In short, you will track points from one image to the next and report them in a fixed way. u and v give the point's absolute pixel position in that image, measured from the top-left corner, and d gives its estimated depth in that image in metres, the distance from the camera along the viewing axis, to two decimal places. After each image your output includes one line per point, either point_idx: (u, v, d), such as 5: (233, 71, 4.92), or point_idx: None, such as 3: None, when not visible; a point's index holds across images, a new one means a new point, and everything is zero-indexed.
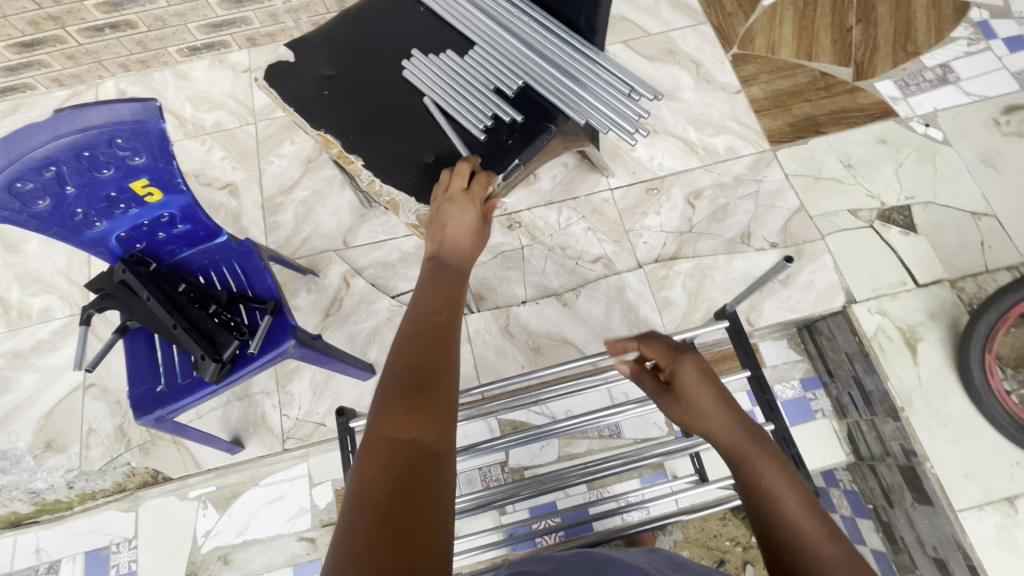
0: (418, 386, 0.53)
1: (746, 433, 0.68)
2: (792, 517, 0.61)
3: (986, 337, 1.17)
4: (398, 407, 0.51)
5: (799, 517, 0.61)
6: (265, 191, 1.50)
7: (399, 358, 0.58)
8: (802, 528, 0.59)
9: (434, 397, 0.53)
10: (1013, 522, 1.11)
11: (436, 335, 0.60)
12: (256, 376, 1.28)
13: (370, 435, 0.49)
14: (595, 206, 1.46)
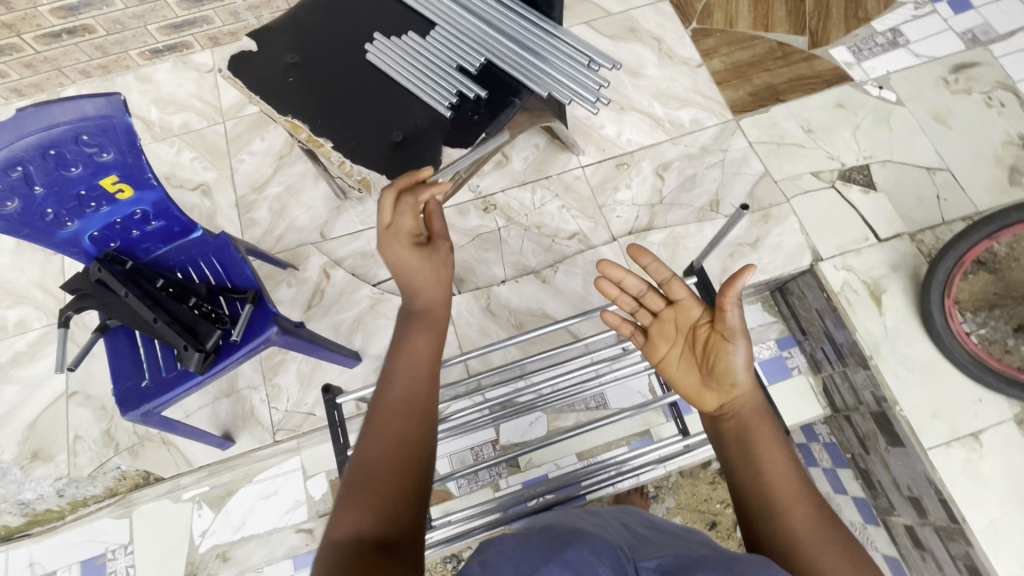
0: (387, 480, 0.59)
1: (754, 388, 0.73)
2: (785, 490, 0.66)
3: (944, 283, 1.23)
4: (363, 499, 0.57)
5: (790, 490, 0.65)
6: (238, 189, 1.49)
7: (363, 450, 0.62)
8: (782, 493, 0.65)
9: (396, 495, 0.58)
10: (978, 455, 1.17)
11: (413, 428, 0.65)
12: (242, 371, 1.29)
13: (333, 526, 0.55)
14: (568, 184, 1.49)
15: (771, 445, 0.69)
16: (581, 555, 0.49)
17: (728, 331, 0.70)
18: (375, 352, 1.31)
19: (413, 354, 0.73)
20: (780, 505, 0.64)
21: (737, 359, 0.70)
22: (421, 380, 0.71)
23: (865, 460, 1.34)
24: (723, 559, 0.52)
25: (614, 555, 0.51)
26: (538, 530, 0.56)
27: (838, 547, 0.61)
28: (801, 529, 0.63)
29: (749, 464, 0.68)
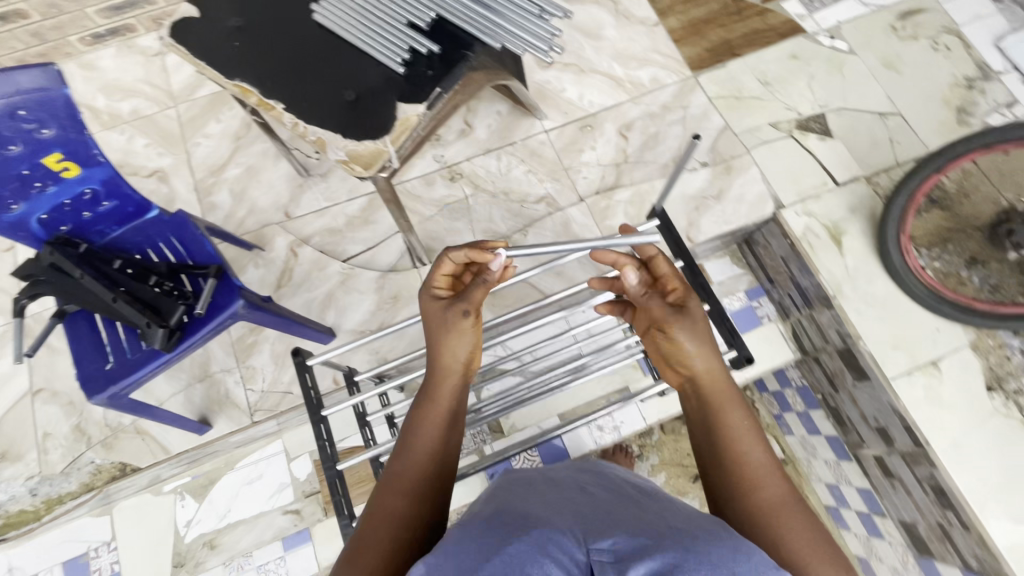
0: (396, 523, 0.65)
1: (725, 370, 0.72)
2: (750, 469, 0.66)
3: (899, 219, 1.28)
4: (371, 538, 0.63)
5: (755, 470, 0.66)
6: (196, 173, 1.45)
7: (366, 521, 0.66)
8: (756, 476, 0.66)
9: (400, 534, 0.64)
10: (938, 381, 1.23)
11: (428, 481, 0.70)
12: (214, 355, 1.27)
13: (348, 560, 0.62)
14: (533, 149, 1.48)
15: (748, 430, 0.69)
16: (526, 549, 0.48)
17: (666, 322, 0.73)
18: (349, 326, 1.30)
19: (427, 429, 0.74)
20: (754, 487, 0.65)
21: (693, 347, 0.71)
22: (429, 456, 0.72)
23: (834, 398, 1.39)
24: (675, 533, 0.50)
25: (560, 543, 0.49)
26: (491, 523, 0.55)
27: (812, 529, 0.61)
28: (774, 511, 0.63)
29: (726, 447, 0.68)
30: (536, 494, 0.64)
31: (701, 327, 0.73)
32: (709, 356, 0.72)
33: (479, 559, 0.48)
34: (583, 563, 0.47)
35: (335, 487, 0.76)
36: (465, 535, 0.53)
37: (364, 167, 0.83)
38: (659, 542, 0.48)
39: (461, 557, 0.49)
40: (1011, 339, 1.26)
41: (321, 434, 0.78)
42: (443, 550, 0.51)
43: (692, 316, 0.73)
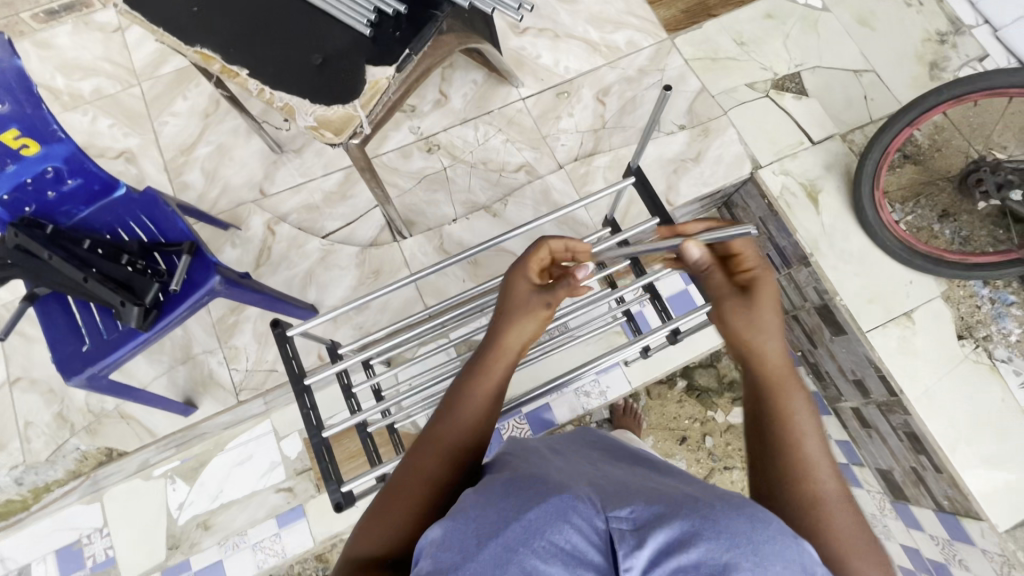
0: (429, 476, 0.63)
1: (790, 356, 0.67)
2: (809, 454, 0.60)
3: (874, 174, 1.29)
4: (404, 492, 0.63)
5: (818, 456, 0.60)
6: (165, 153, 1.41)
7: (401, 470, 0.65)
8: (812, 463, 0.60)
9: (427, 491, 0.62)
10: (911, 331, 1.26)
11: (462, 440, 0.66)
12: (196, 336, 1.25)
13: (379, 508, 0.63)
14: (510, 117, 1.47)
15: (810, 414, 0.63)
16: (543, 515, 0.44)
17: (739, 297, 0.69)
18: (331, 302, 1.29)
19: (475, 393, 0.69)
20: (806, 475, 0.59)
21: (757, 325, 0.67)
22: (475, 420, 0.68)
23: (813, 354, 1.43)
24: (699, 500, 0.46)
25: (576, 505, 0.45)
26: (507, 484, 0.51)
27: (860, 529, 0.56)
28: (827, 505, 0.57)
29: (785, 427, 0.62)
30: (554, 462, 0.59)
31: (759, 309, 0.68)
32: (769, 337, 0.67)
33: (493, 526, 0.45)
34: (601, 528, 0.43)
35: (322, 454, 0.76)
36: (478, 498, 0.50)
37: (335, 133, 0.82)
38: (678, 508, 0.44)
39: (474, 523, 0.46)
40: (981, 288, 1.30)
41: (305, 403, 0.78)
42: (457, 515, 0.48)
43: (754, 301, 0.68)
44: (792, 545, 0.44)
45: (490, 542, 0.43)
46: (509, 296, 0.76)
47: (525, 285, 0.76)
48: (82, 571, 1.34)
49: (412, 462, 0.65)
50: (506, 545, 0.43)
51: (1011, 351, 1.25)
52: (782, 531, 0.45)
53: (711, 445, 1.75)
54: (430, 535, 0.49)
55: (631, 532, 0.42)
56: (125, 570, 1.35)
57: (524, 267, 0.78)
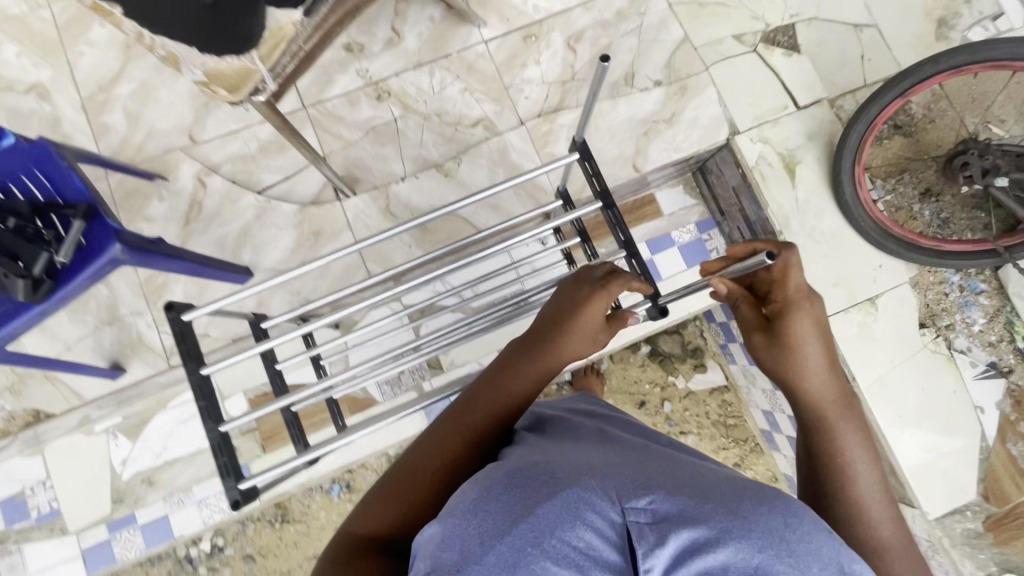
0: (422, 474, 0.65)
1: (835, 388, 0.72)
2: (863, 487, 0.68)
3: (856, 148, 1.19)
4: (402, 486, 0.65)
5: (870, 487, 0.68)
6: (81, 88, 1.25)
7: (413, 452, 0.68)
8: (869, 504, 0.68)
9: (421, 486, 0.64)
10: (873, 318, 1.22)
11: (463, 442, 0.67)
12: (121, 297, 1.18)
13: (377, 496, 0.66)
14: (470, 63, 1.31)
15: (863, 454, 0.70)
16: (552, 511, 0.49)
17: (790, 331, 0.72)
18: (268, 265, 1.21)
19: (506, 395, 0.70)
20: (867, 518, 0.67)
21: (802, 357, 0.72)
22: (481, 420, 0.69)
23: None
24: (716, 492, 0.50)
25: (591, 502, 0.50)
26: (511, 477, 0.55)
27: (907, 548, 0.66)
28: (891, 547, 0.66)
29: (838, 470, 0.69)
30: (567, 445, 0.64)
31: (800, 348, 0.72)
32: (814, 377, 0.72)
33: (502, 525, 0.50)
34: (617, 521, 0.49)
35: (220, 449, 0.71)
36: (479, 493, 0.54)
37: (230, 90, 0.72)
38: (697, 502, 0.49)
39: (480, 520, 0.50)
40: (952, 275, 1.24)
41: (201, 395, 0.73)
42: (456, 512, 0.53)
43: (795, 340, 0.72)
44: (819, 537, 0.49)
45: (501, 541, 0.48)
46: (567, 309, 0.75)
47: (593, 304, 0.75)
48: (27, 521, 1.34)
49: (426, 447, 0.67)
50: (519, 546, 0.48)
51: (970, 342, 1.22)
52: (813, 523, 0.50)
53: (669, 410, 1.73)
54: (427, 530, 0.54)
55: (649, 527, 0.47)
56: (71, 521, 1.35)
57: (585, 283, 0.77)
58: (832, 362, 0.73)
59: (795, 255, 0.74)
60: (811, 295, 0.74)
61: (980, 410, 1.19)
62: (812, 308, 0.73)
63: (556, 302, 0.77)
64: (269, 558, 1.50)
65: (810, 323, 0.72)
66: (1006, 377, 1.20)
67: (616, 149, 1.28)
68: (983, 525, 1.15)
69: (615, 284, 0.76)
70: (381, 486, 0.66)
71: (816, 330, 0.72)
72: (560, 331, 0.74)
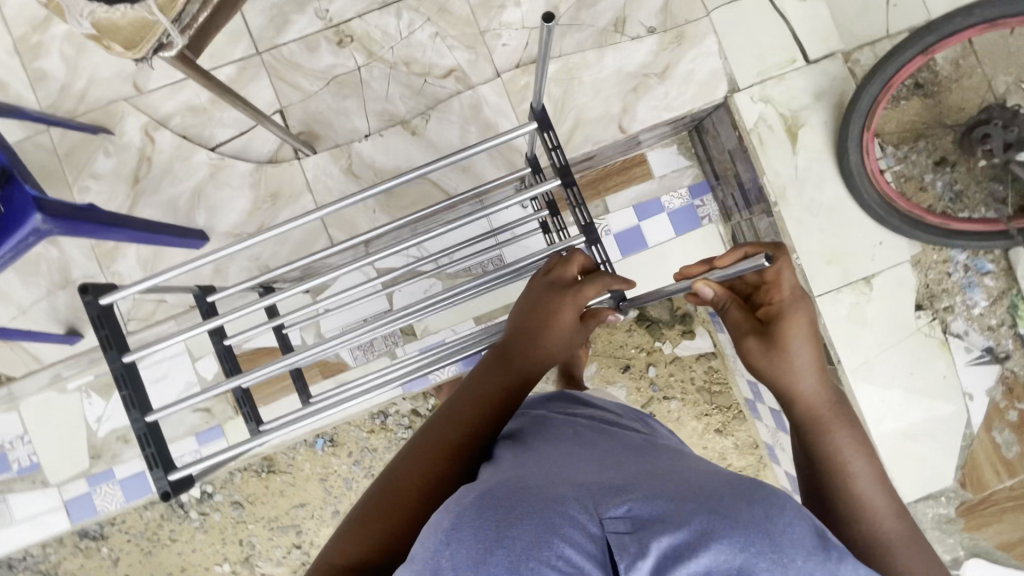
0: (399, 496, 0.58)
1: (828, 388, 0.68)
2: (862, 490, 0.64)
3: (868, 111, 1.07)
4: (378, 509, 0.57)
5: (870, 488, 0.64)
6: (12, 28, 1.14)
7: (392, 469, 0.61)
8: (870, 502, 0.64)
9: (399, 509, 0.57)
10: (866, 299, 1.14)
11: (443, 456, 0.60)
12: (72, 259, 1.13)
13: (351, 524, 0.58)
14: (441, 3, 1.17)
15: (858, 451, 0.65)
16: (529, 531, 0.46)
17: (783, 334, 0.67)
18: (224, 228, 1.15)
19: (485, 399, 0.64)
20: (871, 517, 0.63)
21: (795, 360, 0.66)
22: (463, 429, 0.62)
23: None
24: (691, 490, 0.50)
25: (567, 514, 0.47)
26: (484, 490, 0.52)
27: (915, 543, 0.63)
28: (896, 542, 0.62)
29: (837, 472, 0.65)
30: (538, 439, 0.61)
31: (794, 350, 0.67)
32: (809, 379, 0.67)
33: (480, 551, 0.46)
34: (597, 533, 0.46)
35: (146, 438, 0.68)
36: (452, 516, 0.50)
37: (127, 47, 0.62)
38: (675, 505, 0.48)
39: (457, 548, 0.47)
40: (958, 253, 1.15)
41: (124, 382, 0.68)
42: (431, 542, 0.49)
43: (788, 344, 0.67)
44: (805, 530, 0.48)
45: (482, 570, 0.45)
46: (543, 314, 0.68)
47: (567, 305, 0.68)
48: (9, 473, 1.37)
49: (408, 463, 0.61)
50: (501, 572, 0.45)
51: (968, 326, 1.15)
52: (795, 512, 0.49)
53: (654, 374, 1.69)
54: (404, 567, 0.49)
55: (630, 537, 0.46)
56: (52, 474, 1.38)
57: (555, 285, 0.70)
58: (821, 363, 0.68)
59: (786, 257, 0.69)
60: (801, 296, 0.69)
61: (968, 398, 1.14)
62: (801, 308, 0.69)
63: (524, 308, 0.70)
64: (257, 504, 1.46)
65: (804, 322, 0.68)
66: (1001, 363, 1.13)
67: (600, 107, 1.16)
68: (956, 511, 1.13)
69: (589, 285, 0.69)
70: (358, 511, 0.59)
71: (808, 330, 0.68)
72: (537, 333, 0.67)
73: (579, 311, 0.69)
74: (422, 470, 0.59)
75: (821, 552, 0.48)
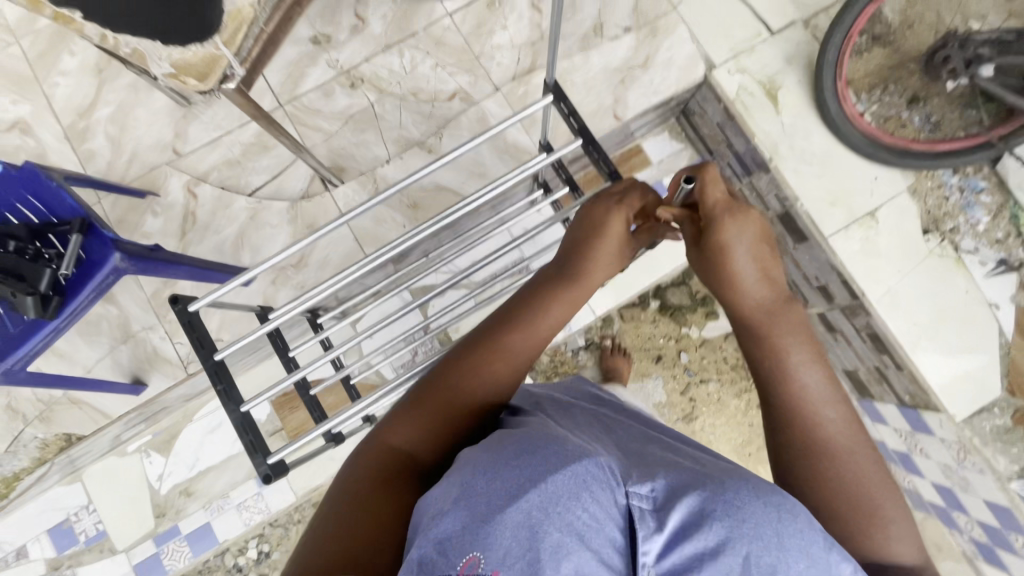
0: (445, 405, 0.65)
1: (771, 299, 0.68)
2: (807, 395, 0.63)
3: (836, 63, 1.18)
4: (420, 412, 0.64)
5: (815, 393, 0.63)
6: (62, 118, 1.27)
7: (446, 365, 0.68)
8: (818, 407, 0.63)
9: (440, 416, 0.64)
10: (875, 232, 1.21)
11: (487, 377, 0.67)
12: (131, 313, 1.20)
13: (394, 419, 0.64)
14: (437, 38, 1.30)
15: (802, 355, 0.65)
16: (568, 479, 0.47)
17: (719, 247, 0.67)
18: None
19: (537, 333, 0.70)
20: (816, 421, 0.62)
21: (732, 272, 0.67)
22: (513, 357, 0.68)
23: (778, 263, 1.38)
24: (712, 477, 0.50)
25: (599, 474, 0.48)
26: (522, 443, 0.53)
27: (864, 457, 0.62)
28: (837, 441, 0.62)
29: (780, 376, 0.65)
30: (560, 424, 0.63)
31: (730, 259, 0.67)
32: (748, 286, 0.68)
33: (511, 492, 0.48)
34: (621, 502, 0.47)
35: (244, 428, 0.73)
36: (491, 459, 0.52)
37: (199, 79, 0.73)
38: (699, 487, 0.48)
39: (491, 484, 0.49)
40: (950, 178, 1.23)
41: (217, 379, 0.75)
42: (466, 479, 0.50)
43: (723, 257, 0.67)
44: (814, 536, 0.47)
45: (510, 507, 0.46)
46: (591, 229, 0.74)
47: (615, 219, 0.74)
48: (76, 546, 1.38)
49: (465, 366, 0.67)
50: (526, 511, 0.46)
51: (978, 243, 1.20)
52: (808, 522, 0.49)
53: (687, 361, 1.59)
54: (434, 497, 0.51)
55: (650, 512, 0.47)
56: (119, 541, 1.39)
57: (603, 198, 0.76)
58: (765, 270, 0.68)
59: (710, 171, 0.68)
60: (737, 207, 0.68)
61: (995, 307, 1.18)
62: (737, 221, 0.68)
63: (576, 225, 0.76)
64: None
65: (739, 237, 0.67)
66: (1018, 271, 1.18)
67: (594, 102, 1.27)
68: (1013, 420, 1.15)
69: (636, 193, 0.75)
70: (411, 400, 0.66)
71: (744, 243, 0.67)
72: (588, 251, 0.73)
73: (626, 223, 0.74)
74: (480, 386, 0.66)
75: (822, 557, 0.47)
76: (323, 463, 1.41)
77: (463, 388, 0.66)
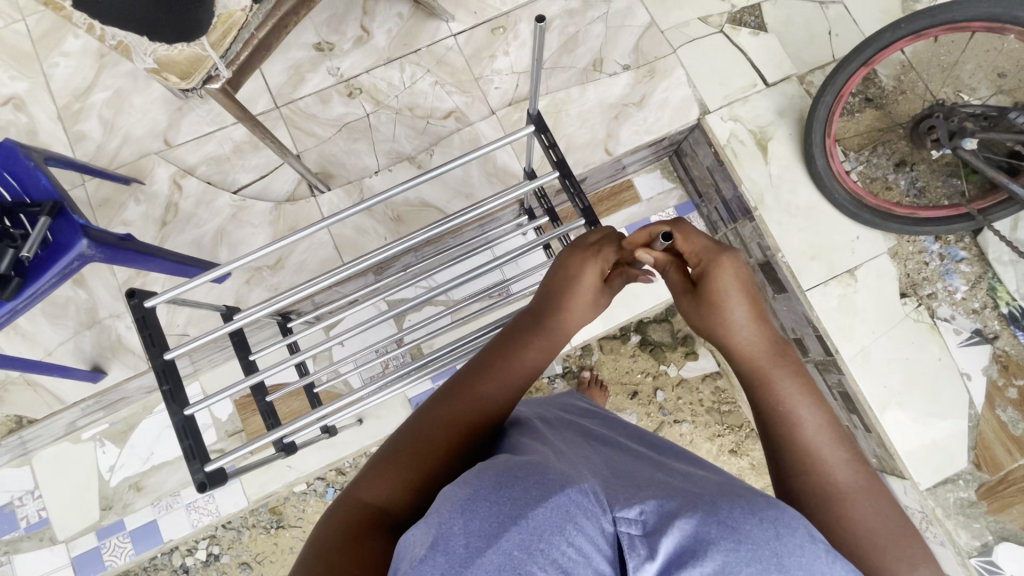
0: (417, 450, 0.61)
1: (765, 343, 0.65)
2: (810, 437, 0.61)
3: (825, 120, 1.19)
4: (392, 463, 0.60)
5: (818, 435, 0.61)
6: (57, 99, 1.27)
7: (423, 415, 0.64)
8: (823, 449, 0.61)
9: (413, 463, 0.60)
10: (853, 290, 1.21)
11: (462, 421, 0.63)
12: (100, 299, 1.19)
13: (366, 471, 0.60)
14: (440, 57, 1.32)
15: (807, 401, 0.63)
16: (549, 514, 0.41)
17: (713, 289, 0.66)
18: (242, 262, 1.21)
19: (515, 371, 0.68)
20: (824, 464, 0.60)
21: (727, 316, 0.65)
22: (490, 399, 0.65)
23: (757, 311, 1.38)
24: (703, 496, 0.45)
25: (584, 504, 0.42)
26: (501, 473, 0.47)
27: (881, 510, 0.58)
28: (849, 487, 0.59)
29: (780, 418, 0.63)
30: (546, 446, 0.56)
31: (726, 312, 0.65)
32: (745, 340, 0.65)
33: (491, 528, 0.41)
34: (609, 531, 0.41)
35: (185, 432, 0.72)
36: (467, 492, 0.45)
37: (182, 77, 0.74)
38: (689, 507, 0.42)
39: (467, 521, 0.42)
40: (931, 244, 1.23)
41: (164, 378, 0.74)
42: (440, 514, 0.44)
43: (716, 296, 0.66)
44: (816, 550, 0.42)
45: (489, 547, 0.40)
46: (562, 281, 0.73)
47: (590, 267, 0.72)
48: (16, 532, 1.33)
49: (437, 416, 0.63)
50: (506, 551, 0.39)
51: (954, 310, 1.20)
52: (809, 532, 0.43)
53: (663, 400, 1.56)
54: (408, 545, 0.44)
55: (640, 539, 0.40)
56: (60, 530, 1.34)
57: (578, 247, 0.75)
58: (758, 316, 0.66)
59: (683, 226, 0.68)
60: (721, 248, 0.67)
61: (966, 377, 1.18)
62: (728, 262, 0.66)
63: (552, 272, 0.75)
64: (265, 565, 1.41)
65: (732, 276, 0.65)
66: (991, 343, 1.18)
67: (586, 133, 1.28)
68: (976, 493, 1.14)
69: (607, 244, 0.73)
70: (387, 451, 0.62)
71: (737, 281, 0.66)
72: (565, 297, 0.72)
73: (601, 271, 0.73)
74: (455, 430, 0.63)
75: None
76: (280, 469, 1.37)
77: (436, 434, 0.62)
